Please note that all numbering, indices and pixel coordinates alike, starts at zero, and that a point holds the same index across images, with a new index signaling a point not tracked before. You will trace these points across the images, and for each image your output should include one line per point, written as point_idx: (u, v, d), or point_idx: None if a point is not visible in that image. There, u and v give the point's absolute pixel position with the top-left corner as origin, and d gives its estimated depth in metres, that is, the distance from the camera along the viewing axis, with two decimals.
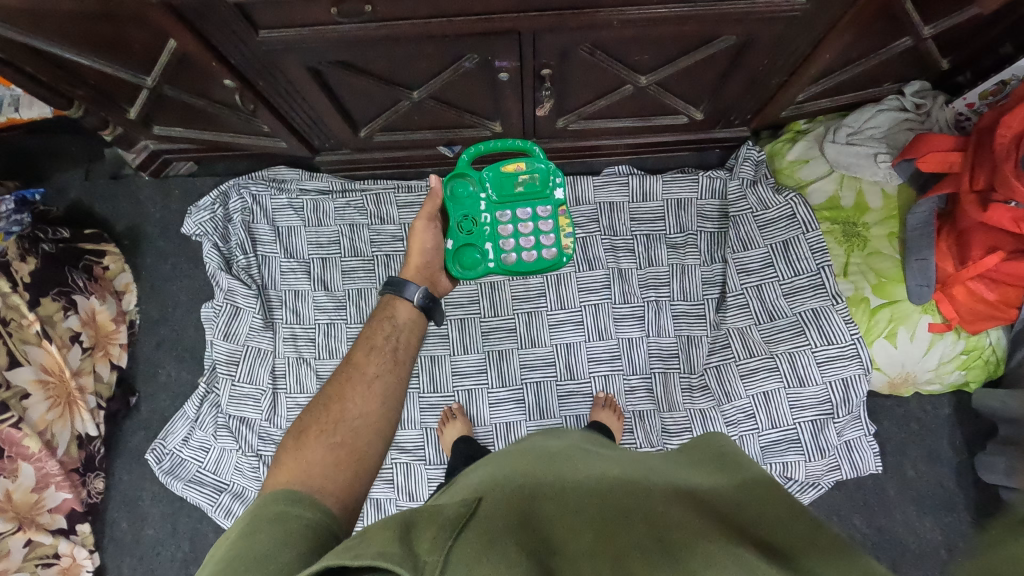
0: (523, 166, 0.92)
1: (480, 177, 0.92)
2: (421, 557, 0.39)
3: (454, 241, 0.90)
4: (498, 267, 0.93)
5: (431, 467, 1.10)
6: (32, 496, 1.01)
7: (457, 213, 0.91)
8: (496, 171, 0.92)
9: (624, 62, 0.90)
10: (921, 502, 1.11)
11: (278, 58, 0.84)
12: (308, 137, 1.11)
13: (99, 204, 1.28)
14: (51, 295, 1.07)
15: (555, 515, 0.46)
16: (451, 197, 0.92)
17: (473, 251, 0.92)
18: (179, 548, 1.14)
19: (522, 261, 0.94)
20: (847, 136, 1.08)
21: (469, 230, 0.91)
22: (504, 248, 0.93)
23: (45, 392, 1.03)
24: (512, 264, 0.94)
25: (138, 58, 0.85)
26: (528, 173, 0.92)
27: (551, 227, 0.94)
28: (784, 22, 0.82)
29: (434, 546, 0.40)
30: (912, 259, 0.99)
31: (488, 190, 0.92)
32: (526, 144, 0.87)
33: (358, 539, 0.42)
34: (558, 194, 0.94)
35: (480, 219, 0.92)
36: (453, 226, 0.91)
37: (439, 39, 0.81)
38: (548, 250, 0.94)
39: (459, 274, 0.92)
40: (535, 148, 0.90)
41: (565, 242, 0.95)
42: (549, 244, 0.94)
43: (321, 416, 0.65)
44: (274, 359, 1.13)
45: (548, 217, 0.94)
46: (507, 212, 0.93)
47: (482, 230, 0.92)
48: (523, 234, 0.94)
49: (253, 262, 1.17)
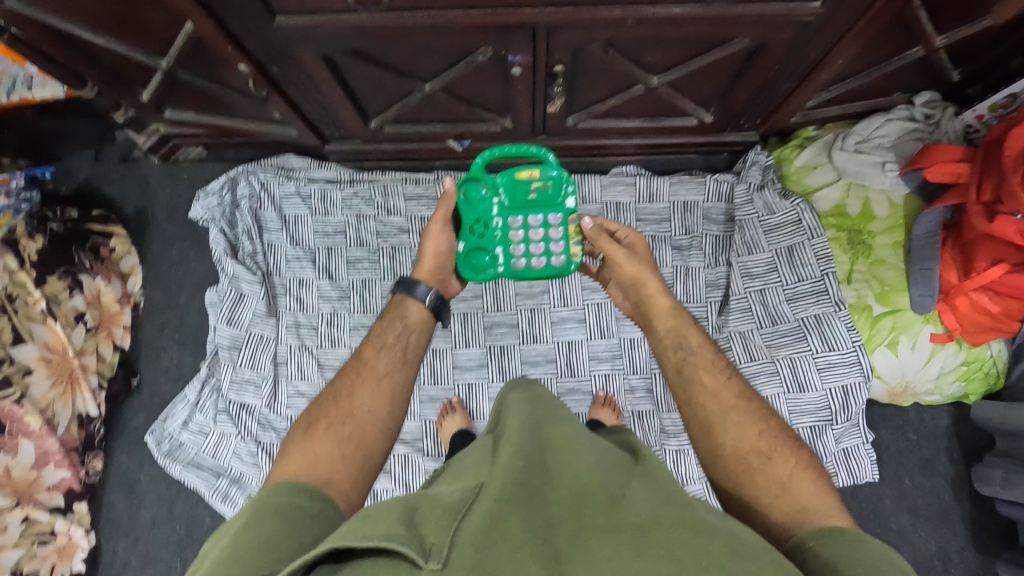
0: (537, 172, 0.89)
1: (494, 181, 0.89)
2: (427, 539, 0.41)
3: (465, 243, 0.89)
4: (507, 272, 0.91)
5: (429, 459, 1.10)
6: (31, 474, 1.02)
7: (470, 216, 0.89)
8: (509, 177, 0.89)
9: (636, 61, 0.90)
10: (916, 511, 1.12)
11: (293, 45, 0.84)
12: (318, 126, 1.11)
13: (109, 187, 1.29)
14: (57, 274, 1.08)
15: (553, 485, 0.46)
16: (464, 200, 0.89)
17: (483, 255, 0.89)
18: (175, 531, 1.14)
19: (531, 268, 0.91)
20: (855, 144, 1.09)
21: (480, 233, 0.89)
22: (514, 253, 0.90)
23: (47, 369, 1.04)
24: (521, 270, 0.91)
25: (154, 40, 0.86)
26: (542, 181, 0.89)
27: (561, 235, 0.90)
28: (797, 27, 0.82)
29: (440, 529, 0.41)
30: (915, 268, 1.00)
31: (500, 195, 0.89)
32: (540, 150, 0.86)
33: (361, 520, 0.44)
34: (569, 202, 0.90)
35: (492, 224, 0.89)
36: (464, 229, 0.88)
37: (454, 32, 0.82)
38: (557, 258, 0.91)
39: (470, 276, 0.90)
40: (549, 155, 0.87)
41: (574, 250, 0.91)
42: (558, 251, 0.90)
43: (330, 408, 0.67)
44: (276, 346, 1.13)
45: (559, 225, 0.90)
46: (519, 218, 0.90)
47: (493, 235, 0.89)
48: (533, 241, 0.90)
49: (259, 249, 1.17)
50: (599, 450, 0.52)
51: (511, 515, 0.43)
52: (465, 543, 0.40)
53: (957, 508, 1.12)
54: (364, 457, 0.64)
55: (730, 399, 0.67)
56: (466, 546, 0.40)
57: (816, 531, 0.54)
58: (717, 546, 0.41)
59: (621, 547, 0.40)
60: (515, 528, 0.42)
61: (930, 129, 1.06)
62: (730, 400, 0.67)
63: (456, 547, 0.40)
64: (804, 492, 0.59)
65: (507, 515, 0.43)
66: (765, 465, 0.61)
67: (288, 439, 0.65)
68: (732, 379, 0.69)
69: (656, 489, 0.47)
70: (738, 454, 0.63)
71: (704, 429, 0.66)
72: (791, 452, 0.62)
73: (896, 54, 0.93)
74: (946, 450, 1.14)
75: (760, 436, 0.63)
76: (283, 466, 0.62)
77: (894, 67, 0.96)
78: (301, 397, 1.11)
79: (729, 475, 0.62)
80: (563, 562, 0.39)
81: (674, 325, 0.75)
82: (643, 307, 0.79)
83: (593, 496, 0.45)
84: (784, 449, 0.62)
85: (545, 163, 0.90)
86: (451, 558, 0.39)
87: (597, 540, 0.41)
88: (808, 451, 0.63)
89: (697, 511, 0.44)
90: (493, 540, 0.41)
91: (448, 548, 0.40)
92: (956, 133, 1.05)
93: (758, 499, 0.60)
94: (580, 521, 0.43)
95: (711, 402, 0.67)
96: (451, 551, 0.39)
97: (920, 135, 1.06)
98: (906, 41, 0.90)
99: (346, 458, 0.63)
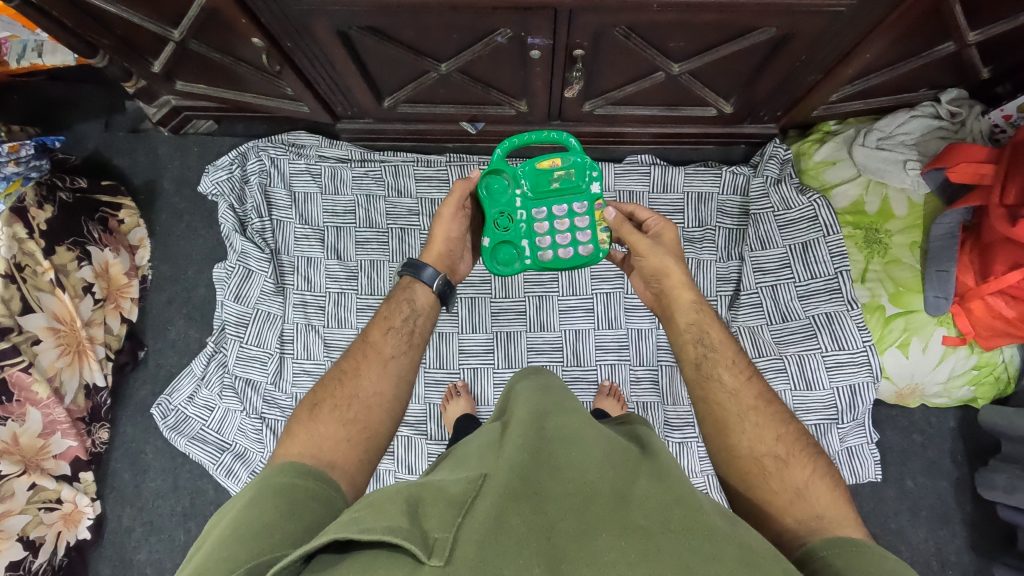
0: (558, 161, 0.87)
1: (515, 172, 0.87)
2: (430, 534, 0.40)
3: (490, 239, 0.87)
4: (534, 265, 0.90)
5: (432, 442, 1.11)
6: (38, 442, 1.02)
7: (493, 209, 0.87)
8: (530, 167, 0.87)
9: (659, 48, 0.88)
10: (917, 512, 1.12)
11: (309, 19, 0.83)
12: (330, 103, 1.10)
13: (118, 156, 1.28)
14: (66, 244, 1.07)
15: (559, 480, 0.46)
16: (485, 194, 0.87)
17: (510, 248, 0.88)
18: (179, 502, 1.15)
19: (558, 259, 0.89)
20: (877, 140, 1.07)
21: (505, 227, 0.87)
22: (540, 245, 0.88)
23: (55, 339, 1.03)
24: (547, 262, 0.90)
25: (167, 10, 0.84)
26: (564, 168, 0.87)
27: (588, 224, 0.88)
28: (827, 17, 0.80)
29: (443, 524, 0.41)
30: (932, 269, 0.98)
31: (522, 186, 0.87)
32: (561, 136, 0.83)
33: (365, 510, 0.44)
34: (594, 188, 0.88)
35: (516, 216, 0.88)
36: (489, 224, 0.87)
37: (473, 12, 0.80)
38: (584, 247, 0.89)
39: (497, 271, 0.89)
40: (571, 141, 0.85)
41: (601, 237, 0.89)
42: (586, 240, 0.89)
43: (336, 390, 0.67)
44: (283, 324, 1.12)
45: (585, 213, 0.88)
46: (543, 209, 0.88)
47: (518, 227, 0.88)
48: (560, 231, 0.88)
49: (268, 226, 1.16)
50: (607, 442, 0.52)
51: (515, 511, 0.43)
52: (468, 540, 0.40)
53: (959, 511, 1.12)
54: (369, 441, 0.64)
55: (750, 398, 0.67)
56: (469, 544, 0.40)
57: (828, 540, 0.54)
58: (728, 554, 0.40)
59: (629, 551, 0.40)
60: (519, 526, 0.41)
61: (954, 128, 1.04)
62: (749, 401, 0.67)
63: (458, 544, 0.40)
64: (820, 500, 0.59)
65: (510, 512, 0.42)
66: (780, 470, 0.61)
67: (293, 419, 0.65)
68: (752, 380, 0.69)
69: (663, 488, 0.46)
70: (753, 456, 0.63)
71: (720, 427, 0.66)
72: (809, 459, 0.63)
73: (927, 49, 0.91)
74: (951, 452, 1.14)
75: (777, 440, 0.64)
76: (288, 444, 0.62)
77: (923, 62, 0.94)
78: (306, 375, 1.11)
79: (742, 474, 0.62)
80: (566, 563, 0.39)
81: (696, 319, 0.74)
82: (664, 297, 0.78)
83: (600, 494, 0.45)
84: (802, 456, 0.63)
85: (567, 151, 0.88)
86: (454, 555, 0.39)
87: (604, 542, 0.41)
88: (821, 455, 0.64)
89: (707, 514, 0.44)
90: (496, 538, 0.40)
91: (451, 545, 0.40)
92: (981, 132, 1.03)
93: (768, 501, 0.60)
94: (586, 521, 0.42)
95: (730, 400, 0.67)
96: (454, 548, 0.39)
97: (945, 134, 1.04)
98: (938, 35, 0.87)
99: (351, 440, 0.63)
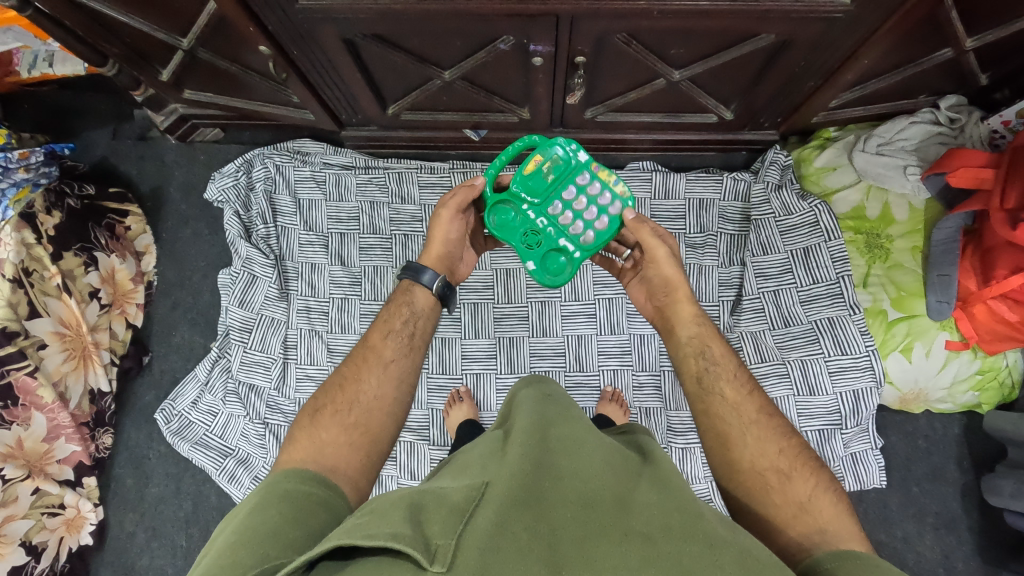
0: (539, 157, 0.85)
1: (511, 193, 0.85)
2: (433, 540, 0.40)
3: (533, 261, 0.86)
4: (585, 254, 0.86)
5: (434, 448, 1.10)
6: (43, 446, 1.02)
7: (516, 236, 0.85)
8: (519, 178, 0.85)
9: (660, 55, 0.89)
10: (923, 520, 1.11)
11: (315, 27, 0.84)
12: (335, 111, 1.11)
13: (126, 164, 1.29)
14: (73, 250, 1.09)
15: (558, 490, 0.46)
16: (498, 228, 0.86)
17: (556, 256, 0.87)
18: (181, 507, 1.15)
19: (600, 233, 0.86)
20: (877, 146, 1.08)
21: (537, 243, 0.86)
22: (577, 235, 0.85)
23: (61, 344, 1.04)
24: (593, 243, 0.86)
25: (176, 18, 0.85)
26: (549, 160, 0.85)
27: (600, 186, 0.85)
28: (826, 23, 0.81)
29: (445, 530, 0.41)
30: (933, 274, 0.99)
31: (525, 199, 0.85)
32: (524, 140, 0.81)
33: (367, 516, 0.44)
34: (582, 155, 0.85)
35: (538, 225, 0.85)
36: (522, 251, 0.86)
37: (476, 18, 0.81)
38: (612, 207, 0.86)
39: (559, 282, 0.88)
40: (535, 136, 0.83)
41: (619, 189, 0.86)
42: (609, 200, 0.85)
43: (336, 395, 0.67)
44: (286, 329, 1.13)
45: (591, 180, 0.86)
46: (555, 205, 0.86)
47: (548, 234, 0.86)
48: (582, 212, 0.85)
49: (272, 232, 1.17)
50: (608, 451, 0.52)
51: (517, 519, 0.43)
52: (470, 546, 0.40)
53: (966, 520, 1.11)
54: (372, 445, 0.64)
55: (751, 412, 0.67)
56: (470, 550, 0.40)
57: (832, 552, 0.54)
58: (728, 559, 0.41)
59: (630, 556, 0.40)
60: (522, 534, 0.42)
61: (954, 133, 1.05)
62: (751, 414, 0.67)
63: (460, 550, 0.40)
64: (823, 512, 0.59)
65: (513, 520, 0.42)
66: (783, 483, 0.61)
67: (294, 425, 0.66)
68: (754, 393, 0.69)
69: (662, 498, 0.47)
70: (755, 470, 0.63)
71: (721, 439, 0.66)
72: (811, 472, 0.63)
73: (926, 55, 0.91)
74: (957, 460, 1.13)
75: (780, 452, 0.64)
76: (289, 451, 0.62)
77: (919, 69, 0.95)
78: (309, 380, 1.11)
79: (743, 487, 0.63)
80: (566, 566, 0.39)
81: (698, 332, 0.74)
82: (666, 311, 0.79)
83: (601, 502, 0.45)
84: (805, 470, 0.63)
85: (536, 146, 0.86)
86: (455, 563, 0.39)
87: (604, 548, 0.41)
88: (823, 467, 0.64)
89: (709, 522, 0.44)
90: (499, 544, 0.41)
91: (453, 550, 0.40)
92: (981, 138, 1.04)
93: (773, 513, 0.60)
94: (587, 527, 0.42)
95: (732, 414, 0.67)
96: (455, 554, 0.39)
97: (944, 139, 1.04)
98: (937, 42, 0.88)
99: (352, 444, 0.63)
